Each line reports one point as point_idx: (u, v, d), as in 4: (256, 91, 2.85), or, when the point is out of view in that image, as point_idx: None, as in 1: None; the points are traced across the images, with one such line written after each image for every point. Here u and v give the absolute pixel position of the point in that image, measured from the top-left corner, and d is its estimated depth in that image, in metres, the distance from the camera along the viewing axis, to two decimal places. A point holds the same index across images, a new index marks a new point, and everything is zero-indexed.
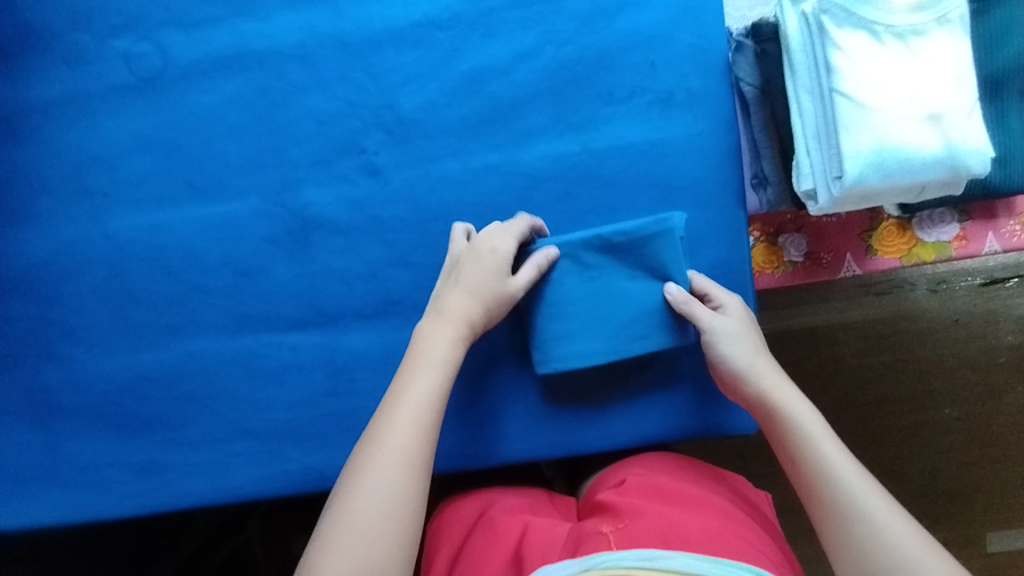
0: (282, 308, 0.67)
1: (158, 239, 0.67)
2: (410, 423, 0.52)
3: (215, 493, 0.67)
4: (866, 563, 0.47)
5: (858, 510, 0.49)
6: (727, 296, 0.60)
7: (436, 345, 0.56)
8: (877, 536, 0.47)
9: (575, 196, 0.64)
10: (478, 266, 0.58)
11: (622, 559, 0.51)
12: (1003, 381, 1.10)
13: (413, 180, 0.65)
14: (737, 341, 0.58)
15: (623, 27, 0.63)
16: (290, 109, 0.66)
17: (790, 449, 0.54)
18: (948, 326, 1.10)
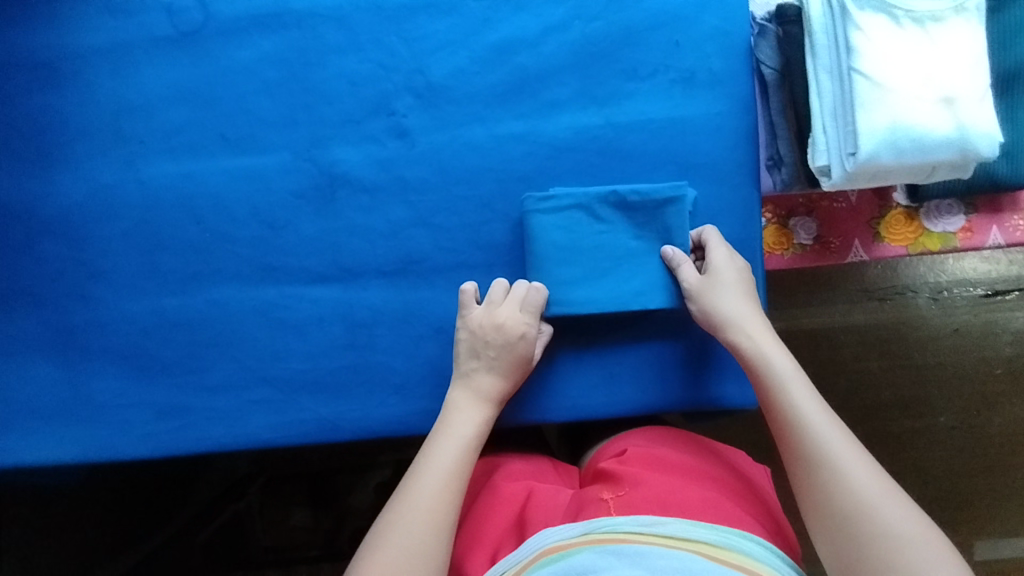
0: (305, 261, 0.69)
1: (189, 188, 0.69)
2: (441, 489, 0.55)
3: (230, 438, 0.69)
4: (830, 504, 0.49)
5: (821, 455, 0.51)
6: (717, 250, 0.63)
7: (466, 421, 0.60)
8: (836, 480, 0.49)
9: (596, 169, 0.66)
10: (508, 352, 0.62)
11: (619, 525, 0.53)
12: (998, 392, 1.12)
13: (438, 144, 0.67)
14: (717, 296, 0.60)
15: (650, 7, 0.65)
16: (323, 69, 0.68)
17: (765, 396, 0.56)
18: (948, 334, 1.12)
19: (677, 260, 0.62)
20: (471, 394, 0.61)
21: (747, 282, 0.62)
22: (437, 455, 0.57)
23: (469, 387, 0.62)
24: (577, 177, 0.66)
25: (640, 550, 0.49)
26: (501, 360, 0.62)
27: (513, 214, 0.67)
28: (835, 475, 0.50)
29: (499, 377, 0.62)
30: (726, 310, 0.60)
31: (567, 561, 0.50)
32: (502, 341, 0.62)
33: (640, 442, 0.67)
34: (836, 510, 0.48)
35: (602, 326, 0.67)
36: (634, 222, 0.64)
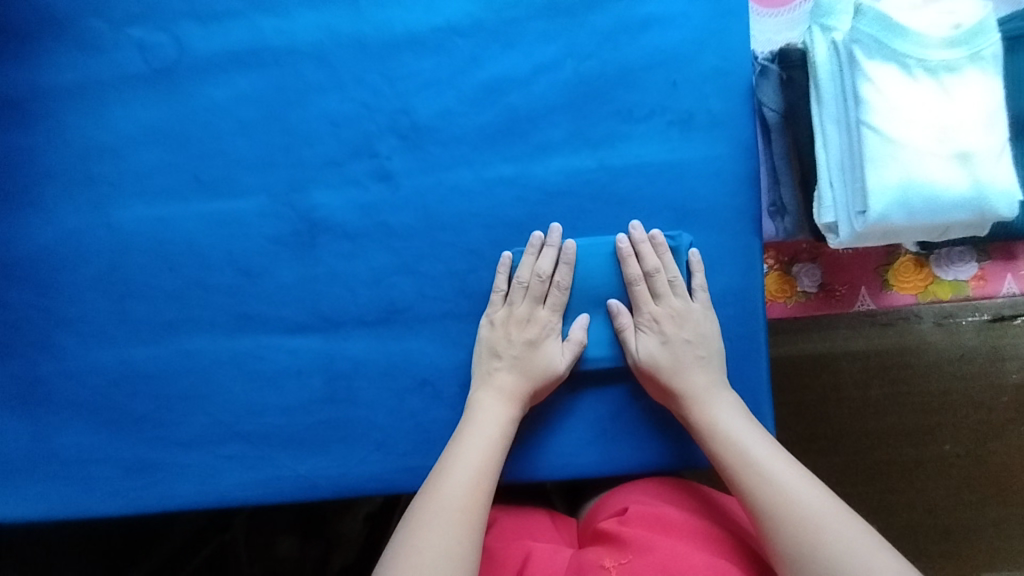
0: (283, 310, 0.65)
1: (161, 233, 0.66)
2: (455, 521, 0.50)
3: (203, 496, 0.65)
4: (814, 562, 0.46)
5: (796, 509, 0.49)
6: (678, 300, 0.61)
7: (491, 419, 0.58)
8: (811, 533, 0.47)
9: (588, 216, 0.63)
10: (527, 345, 0.61)
11: None
12: (1004, 421, 1.08)
13: (423, 188, 0.64)
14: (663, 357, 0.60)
15: (646, 45, 0.62)
16: (303, 109, 0.64)
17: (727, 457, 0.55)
18: (953, 361, 1.08)
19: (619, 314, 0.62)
20: (493, 389, 0.60)
21: (703, 338, 0.60)
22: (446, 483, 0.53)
23: (491, 383, 0.61)
24: (568, 225, 0.63)
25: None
26: (520, 352, 0.61)
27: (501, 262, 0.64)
28: (813, 531, 0.48)
29: (522, 372, 0.60)
30: (680, 372, 0.59)
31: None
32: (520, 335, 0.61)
33: (642, 496, 0.61)
34: (817, 572, 0.46)
35: (595, 380, 0.64)
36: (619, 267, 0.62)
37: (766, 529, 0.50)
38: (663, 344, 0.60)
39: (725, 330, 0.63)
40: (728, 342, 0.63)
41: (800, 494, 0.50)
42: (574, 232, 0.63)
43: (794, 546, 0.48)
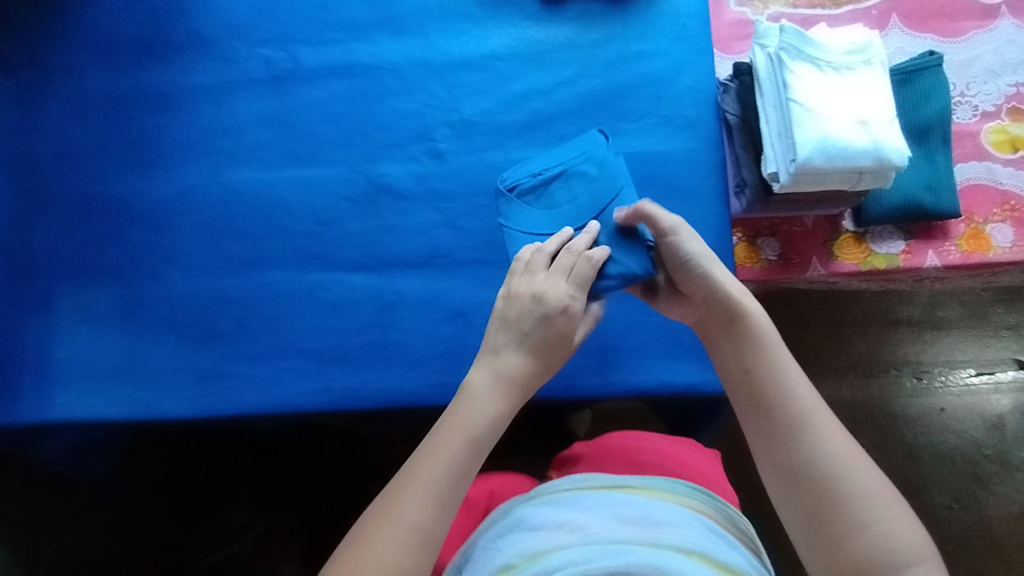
0: (348, 252, 0.82)
1: (261, 190, 0.84)
2: (403, 540, 0.56)
3: (265, 402, 0.78)
4: (813, 463, 0.58)
5: (798, 415, 0.60)
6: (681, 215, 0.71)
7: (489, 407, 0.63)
8: (814, 436, 0.59)
9: (578, 197, 0.75)
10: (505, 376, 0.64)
11: (558, 484, 0.64)
12: (985, 472, 1.51)
13: (466, 165, 0.84)
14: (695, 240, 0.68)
15: (638, 70, 0.84)
16: (381, 107, 0.86)
17: (756, 356, 0.64)
18: (937, 414, 1.53)
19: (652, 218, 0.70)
20: (459, 429, 0.61)
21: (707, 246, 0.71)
22: (406, 502, 0.57)
23: (456, 421, 0.62)
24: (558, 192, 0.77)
25: (576, 499, 0.61)
26: (496, 382, 0.64)
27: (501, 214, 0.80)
28: (818, 437, 0.59)
29: (495, 404, 0.63)
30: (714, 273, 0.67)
31: (512, 517, 0.61)
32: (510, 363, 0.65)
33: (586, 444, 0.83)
34: (816, 471, 0.57)
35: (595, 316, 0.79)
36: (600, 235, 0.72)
37: (785, 425, 0.60)
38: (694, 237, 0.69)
39: None
40: None
41: (810, 406, 0.61)
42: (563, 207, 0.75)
43: (802, 446, 0.59)
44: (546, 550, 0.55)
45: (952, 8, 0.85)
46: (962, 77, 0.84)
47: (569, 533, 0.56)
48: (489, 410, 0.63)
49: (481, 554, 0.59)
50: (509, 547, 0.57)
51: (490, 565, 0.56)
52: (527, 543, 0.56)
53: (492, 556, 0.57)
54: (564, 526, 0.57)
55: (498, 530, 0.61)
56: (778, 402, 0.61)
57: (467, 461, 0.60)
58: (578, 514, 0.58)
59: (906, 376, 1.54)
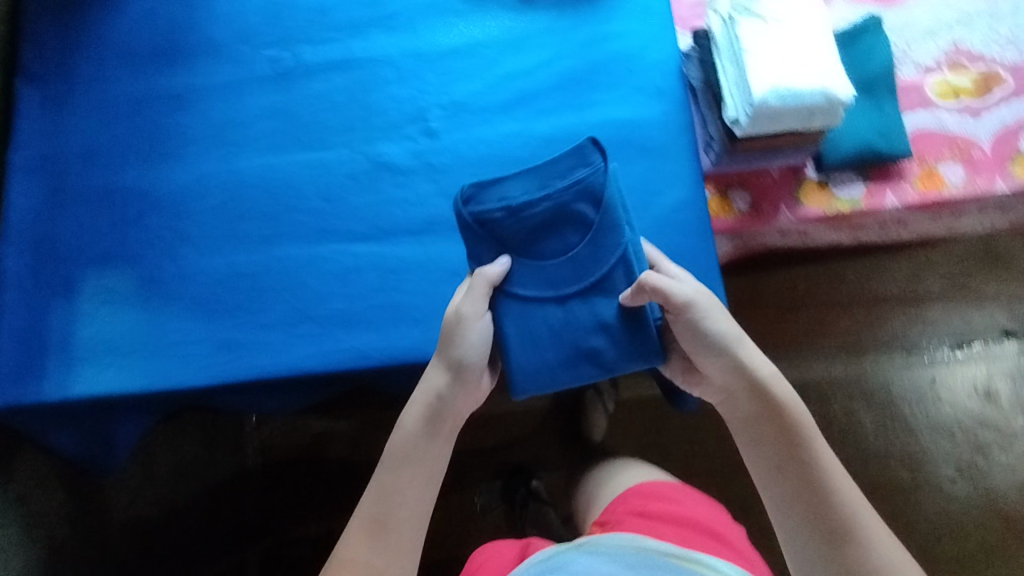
0: (352, 225, 0.88)
1: (270, 175, 0.91)
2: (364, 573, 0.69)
3: (278, 366, 0.83)
4: (855, 543, 0.67)
5: (840, 501, 0.69)
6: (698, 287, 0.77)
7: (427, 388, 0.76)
8: (852, 519, 0.68)
9: (574, 251, 0.76)
10: (432, 381, 0.76)
11: (604, 540, 0.75)
12: (986, 442, 1.54)
13: (458, 140, 0.91)
14: (720, 317, 0.76)
15: (610, 48, 0.92)
16: (378, 94, 0.94)
17: (796, 437, 0.73)
18: (929, 384, 1.57)
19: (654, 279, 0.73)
20: (400, 452, 0.75)
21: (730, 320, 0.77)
22: (370, 547, 0.70)
23: (397, 448, 0.75)
24: (546, 236, 0.76)
25: (618, 556, 0.72)
26: (421, 386, 0.77)
27: (472, 245, 0.76)
28: (857, 519, 0.68)
29: (422, 419, 0.76)
30: (744, 354, 0.76)
31: (559, 563, 0.72)
32: (428, 384, 0.76)
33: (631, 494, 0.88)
34: (856, 549, 0.67)
35: None
36: (602, 300, 0.76)
37: (830, 505, 0.69)
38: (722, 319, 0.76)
39: (683, 227, 0.85)
40: (685, 238, 0.85)
41: (848, 490, 0.70)
42: (557, 259, 0.76)
43: (843, 525, 0.68)
44: None
45: None
46: (905, 37, 0.91)
47: None
48: (419, 427, 0.76)
49: None
50: None
51: None
52: None
53: None
54: None
55: (541, 571, 0.72)
56: (822, 484, 0.70)
57: (421, 511, 0.73)
58: (614, 569, 0.70)
59: (896, 349, 1.58)
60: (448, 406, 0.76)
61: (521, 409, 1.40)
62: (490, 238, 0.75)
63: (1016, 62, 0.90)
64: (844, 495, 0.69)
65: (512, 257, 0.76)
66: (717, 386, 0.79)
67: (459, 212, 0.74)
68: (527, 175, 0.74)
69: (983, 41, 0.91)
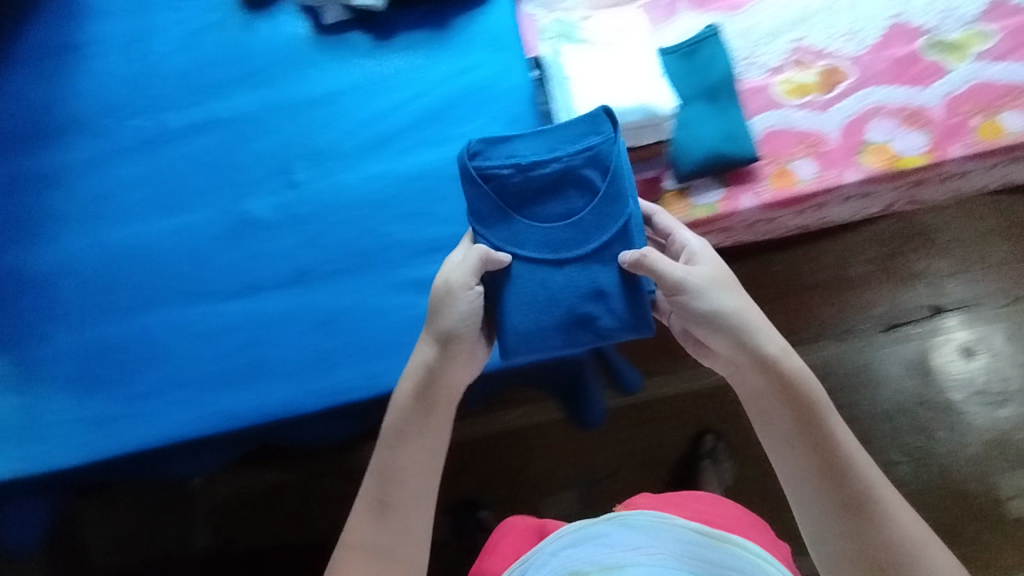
0: (221, 285, 0.89)
1: (138, 243, 0.92)
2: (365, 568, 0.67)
3: (153, 436, 0.82)
4: (883, 532, 0.62)
5: (862, 486, 0.64)
6: (702, 261, 0.74)
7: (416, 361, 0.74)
8: (876, 506, 0.63)
9: (578, 215, 0.74)
10: (421, 355, 0.73)
11: (638, 515, 0.73)
12: (928, 421, 1.49)
13: (321, 189, 0.91)
14: (721, 292, 0.72)
15: (464, 82, 0.93)
16: (242, 151, 0.94)
17: (813, 416, 0.67)
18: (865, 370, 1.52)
19: (647, 256, 0.71)
20: (393, 432, 0.72)
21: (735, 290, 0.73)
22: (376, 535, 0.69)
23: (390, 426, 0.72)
24: (550, 198, 0.75)
25: (654, 528, 0.71)
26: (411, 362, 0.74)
27: (473, 202, 0.75)
28: (881, 506, 0.63)
29: (416, 392, 0.73)
30: (750, 327, 0.71)
31: (583, 532, 0.71)
32: (420, 357, 0.73)
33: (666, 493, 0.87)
34: (883, 540, 0.62)
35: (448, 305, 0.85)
36: (598, 266, 0.73)
37: (855, 490, 0.64)
38: (726, 295, 0.72)
39: None
40: None
41: (871, 473, 0.65)
42: (559, 221, 0.74)
43: (868, 512, 0.63)
44: (622, 565, 0.64)
45: None
46: (749, 41, 0.93)
47: (643, 555, 0.66)
48: (411, 402, 0.72)
49: (547, 558, 0.69)
50: (579, 558, 0.67)
51: (559, 566, 0.67)
52: (597, 556, 0.66)
53: (560, 563, 0.68)
54: (638, 549, 0.67)
55: (569, 540, 0.71)
56: (845, 469, 0.65)
57: (425, 503, 0.71)
58: (651, 541, 0.68)
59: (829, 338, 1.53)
60: (442, 376, 0.73)
61: (451, 442, 1.38)
62: (494, 194, 0.74)
63: (855, 54, 0.91)
64: (861, 475, 0.64)
65: (513, 220, 0.74)
66: (723, 361, 0.74)
67: (464, 163, 0.74)
68: (540, 137, 0.75)
69: (823, 37, 0.92)
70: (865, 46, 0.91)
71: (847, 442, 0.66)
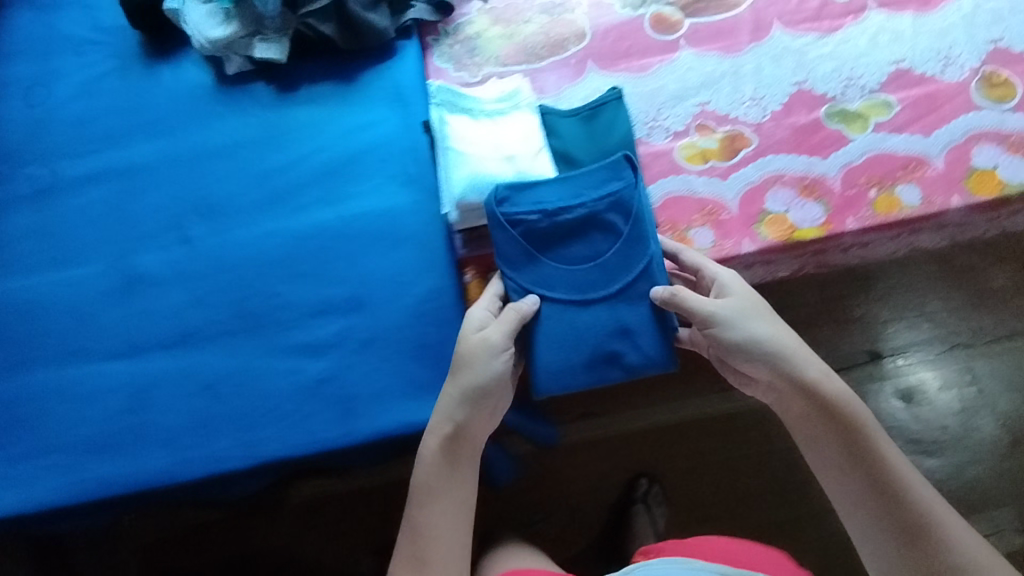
0: (105, 344, 0.86)
1: (23, 298, 0.89)
2: None
3: (21, 503, 0.79)
4: (942, 547, 0.63)
5: (918, 498, 0.66)
6: (735, 290, 0.77)
7: (446, 406, 0.74)
8: (934, 518, 0.65)
9: (602, 257, 0.79)
10: (447, 402, 0.74)
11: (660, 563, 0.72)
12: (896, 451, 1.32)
13: (214, 246, 0.89)
14: (754, 319, 0.74)
15: (364, 139, 0.92)
16: (137, 205, 0.92)
17: (855, 434, 0.70)
18: None
19: (682, 294, 0.76)
20: (427, 488, 0.73)
21: (768, 312, 0.76)
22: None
23: (420, 487, 0.73)
24: (574, 241, 0.80)
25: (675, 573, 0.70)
26: (439, 409, 0.74)
27: (501, 245, 0.79)
28: (935, 520, 0.65)
29: (441, 450, 0.73)
30: (782, 345, 0.73)
31: None
32: (446, 413, 0.74)
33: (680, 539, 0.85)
34: (942, 553, 0.63)
35: (333, 372, 0.82)
36: (624, 306, 0.79)
37: (916, 505, 0.66)
38: (761, 320, 0.75)
39: (435, 318, 0.83)
40: (438, 328, 0.83)
41: (917, 487, 0.66)
42: (584, 264, 0.80)
43: (926, 524, 0.64)
44: None
45: (637, 47, 0.96)
46: (655, 103, 0.93)
47: None
48: (438, 460, 0.73)
49: None
50: None
51: None
52: None
53: None
54: None
55: None
56: (896, 484, 0.67)
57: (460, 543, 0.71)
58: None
59: None
60: (469, 432, 0.74)
61: None
62: (522, 238, 0.79)
63: (758, 120, 0.91)
64: (915, 499, 0.66)
65: (542, 265, 0.79)
66: (767, 390, 0.77)
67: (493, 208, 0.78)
68: (564, 184, 0.80)
69: (728, 101, 0.92)
70: (768, 112, 0.91)
71: (891, 457, 0.68)
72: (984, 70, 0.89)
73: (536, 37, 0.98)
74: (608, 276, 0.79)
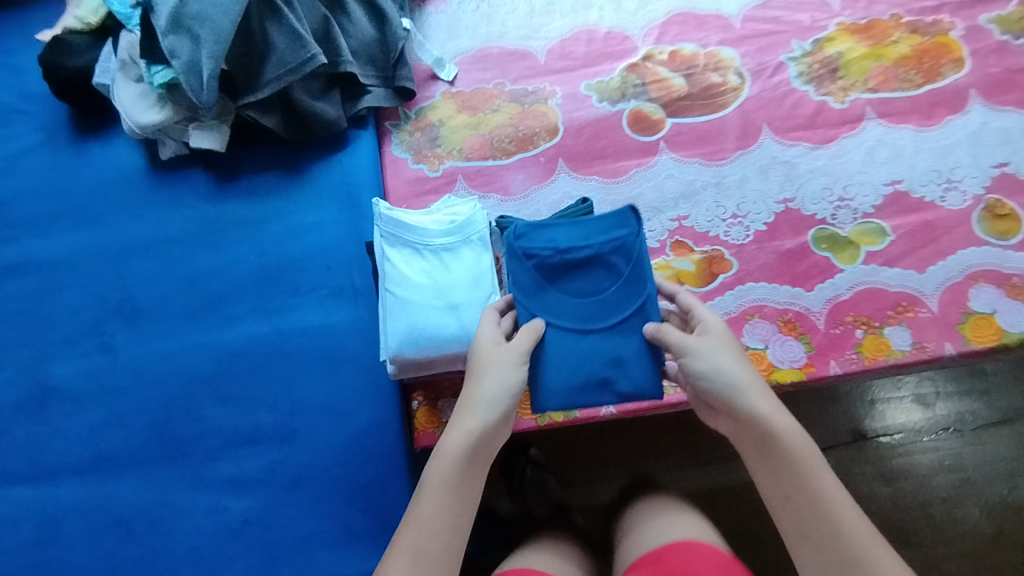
0: (10, 465, 0.77)
1: None
2: None
3: None
4: None
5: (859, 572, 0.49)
6: (712, 323, 0.63)
7: (484, 395, 0.59)
8: None
9: (607, 293, 0.68)
10: (478, 396, 0.59)
11: None
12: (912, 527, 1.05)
13: (136, 357, 0.80)
14: (713, 352, 0.60)
15: (308, 243, 0.83)
16: (55, 302, 0.83)
17: (798, 482, 0.54)
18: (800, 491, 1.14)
19: (661, 333, 0.64)
20: (439, 481, 0.55)
21: (739, 349, 0.61)
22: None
23: (435, 478, 0.55)
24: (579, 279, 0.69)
25: None
26: (468, 401, 0.59)
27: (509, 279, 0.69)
28: None
29: (468, 450, 0.56)
30: (737, 380, 0.59)
31: None
32: (478, 410, 0.58)
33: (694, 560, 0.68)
34: None
35: (259, 512, 0.74)
36: (620, 337, 0.67)
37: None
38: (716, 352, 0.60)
39: (374, 456, 0.76)
40: (376, 467, 0.75)
41: (867, 559, 0.50)
42: (587, 299, 0.68)
43: None
44: None
45: (612, 149, 0.87)
46: None
47: None
48: (460, 460, 0.56)
49: None
50: None
51: None
52: None
53: None
54: None
55: None
56: (835, 547, 0.51)
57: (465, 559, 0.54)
58: None
59: None
60: (500, 438, 0.58)
61: None
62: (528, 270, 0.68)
63: (740, 241, 0.83)
64: (854, 562, 0.50)
65: (542, 299, 0.68)
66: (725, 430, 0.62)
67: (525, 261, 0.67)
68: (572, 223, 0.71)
69: (708, 218, 0.84)
70: (751, 233, 0.83)
71: (838, 517, 0.52)
72: (988, 198, 0.82)
73: (503, 129, 0.89)
74: (617, 311, 0.67)
